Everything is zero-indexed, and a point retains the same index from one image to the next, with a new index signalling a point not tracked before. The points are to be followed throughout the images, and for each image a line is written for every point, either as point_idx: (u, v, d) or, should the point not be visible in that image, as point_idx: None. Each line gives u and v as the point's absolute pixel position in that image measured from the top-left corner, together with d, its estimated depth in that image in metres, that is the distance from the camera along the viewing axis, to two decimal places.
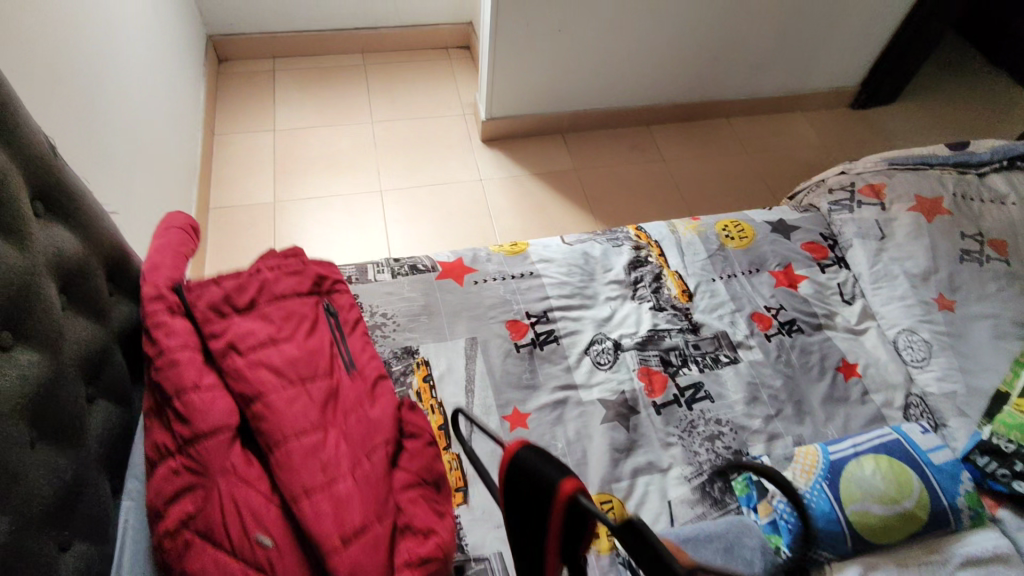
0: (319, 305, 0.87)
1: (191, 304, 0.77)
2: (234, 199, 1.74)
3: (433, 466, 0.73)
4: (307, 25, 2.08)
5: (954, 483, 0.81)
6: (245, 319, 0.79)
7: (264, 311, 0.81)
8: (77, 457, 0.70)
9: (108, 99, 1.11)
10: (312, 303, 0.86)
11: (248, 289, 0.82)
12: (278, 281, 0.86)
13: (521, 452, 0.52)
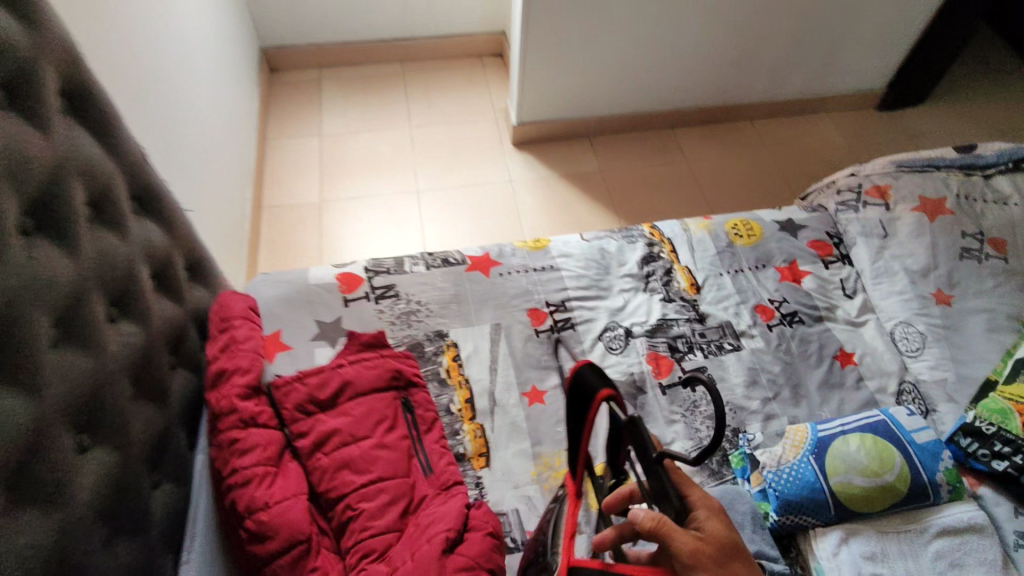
0: (398, 402, 0.94)
1: (278, 406, 0.89)
2: (285, 199, 1.90)
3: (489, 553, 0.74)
4: (351, 37, 2.23)
5: (934, 460, 0.88)
6: (329, 421, 0.89)
7: (347, 410, 0.91)
8: (163, 414, 0.85)
9: (182, 111, 1.26)
10: (389, 400, 0.93)
11: (331, 384, 0.92)
12: (359, 375, 0.95)
13: (585, 371, 0.67)
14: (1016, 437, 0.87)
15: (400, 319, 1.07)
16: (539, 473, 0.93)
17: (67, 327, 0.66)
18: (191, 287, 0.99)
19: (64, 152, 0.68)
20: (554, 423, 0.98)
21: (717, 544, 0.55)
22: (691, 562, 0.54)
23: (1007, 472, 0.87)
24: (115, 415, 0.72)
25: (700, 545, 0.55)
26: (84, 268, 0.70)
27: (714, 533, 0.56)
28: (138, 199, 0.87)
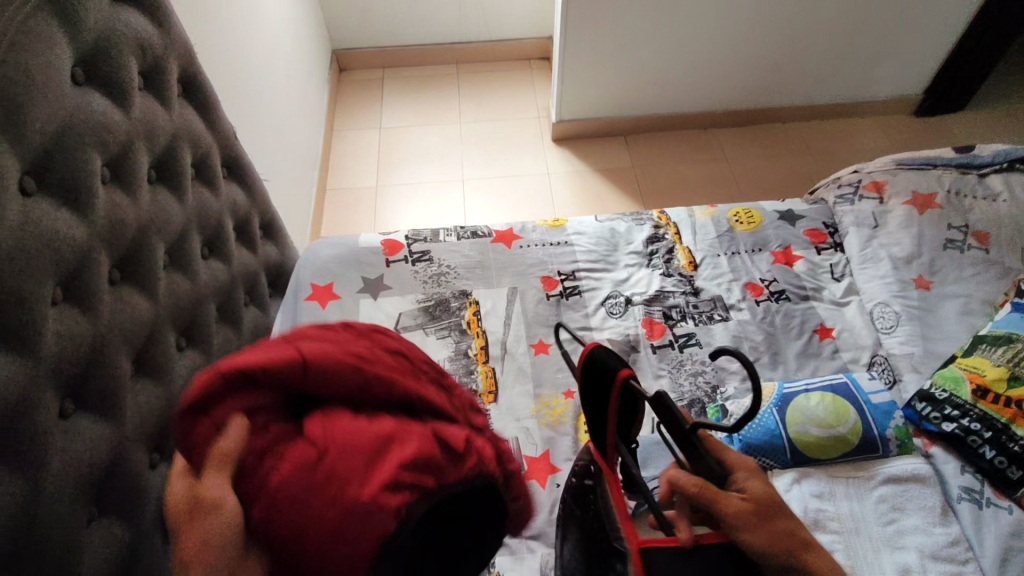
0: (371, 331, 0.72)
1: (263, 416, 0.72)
2: (346, 183, 2.14)
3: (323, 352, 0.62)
4: (412, 41, 2.45)
5: (887, 417, 1.00)
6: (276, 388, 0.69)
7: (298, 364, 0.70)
8: (238, 336, 1.07)
9: (264, 101, 1.50)
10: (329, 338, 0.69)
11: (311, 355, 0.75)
12: None
13: (596, 350, 0.75)
14: (964, 402, 0.97)
15: (432, 280, 1.26)
16: (538, 411, 1.09)
17: (173, 254, 0.88)
18: (264, 243, 1.22)
19: (178, 125, 0.90)
20: (555, 371, 1.14)
21: (755, 501, 0.62)
22: (742, 522, 0.61)
23: (954, 432, 0.97)
24: (203, 327, 0.94)
25: (744, 505, 0.62)
26: (187, 212, 0.92)
27: (754, 492, 0.63)
28: (227, 167, 1.10)
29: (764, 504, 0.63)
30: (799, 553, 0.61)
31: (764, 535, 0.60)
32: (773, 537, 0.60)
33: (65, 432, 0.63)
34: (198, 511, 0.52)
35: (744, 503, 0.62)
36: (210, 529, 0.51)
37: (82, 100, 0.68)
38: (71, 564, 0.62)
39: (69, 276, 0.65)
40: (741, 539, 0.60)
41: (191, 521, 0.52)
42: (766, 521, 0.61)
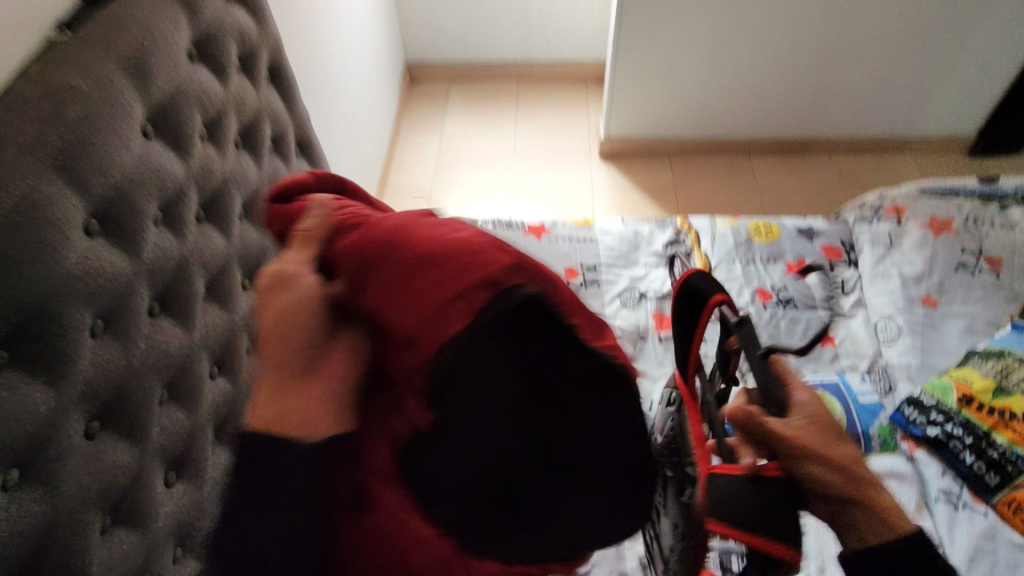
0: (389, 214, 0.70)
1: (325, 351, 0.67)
2: (405, 180, 2.33)
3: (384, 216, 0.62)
4: (478, 57, 2.65)
5: (871, 417, 1.06)
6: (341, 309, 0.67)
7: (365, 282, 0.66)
8: None
9: (337, 98, 1.70)
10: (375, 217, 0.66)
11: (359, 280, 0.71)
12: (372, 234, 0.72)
13: (695, 275, 0.77)
14: (950, 408, 1.02)
15: None
16: None
17: (247, 208, 1.06)
18: None
19: (262, 103, 1.08)
20: None
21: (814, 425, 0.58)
22: (800, 452, 0.56)
23: (938, 437, 1.02)
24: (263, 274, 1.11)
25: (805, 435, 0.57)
26: (262, 175, 1.09)
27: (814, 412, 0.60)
28: (299, 145, 1.27)
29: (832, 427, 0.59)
30: (862, 488, 0.55)
31: (828, 462, 0.56)
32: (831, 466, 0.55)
33: (151, 326, 0.79)
34: (281, 284, 0.56)
35: (803, 432, 0.58)
36: (285, 300, 0.54)
37: (192, 71, 0.86)
38: (143, 432, 0.77)
39: (167, 204, 0.82)
40: (800, 467, 0.56)
41: (271, 295, 0.56)
42: (825, 451, 0.56)
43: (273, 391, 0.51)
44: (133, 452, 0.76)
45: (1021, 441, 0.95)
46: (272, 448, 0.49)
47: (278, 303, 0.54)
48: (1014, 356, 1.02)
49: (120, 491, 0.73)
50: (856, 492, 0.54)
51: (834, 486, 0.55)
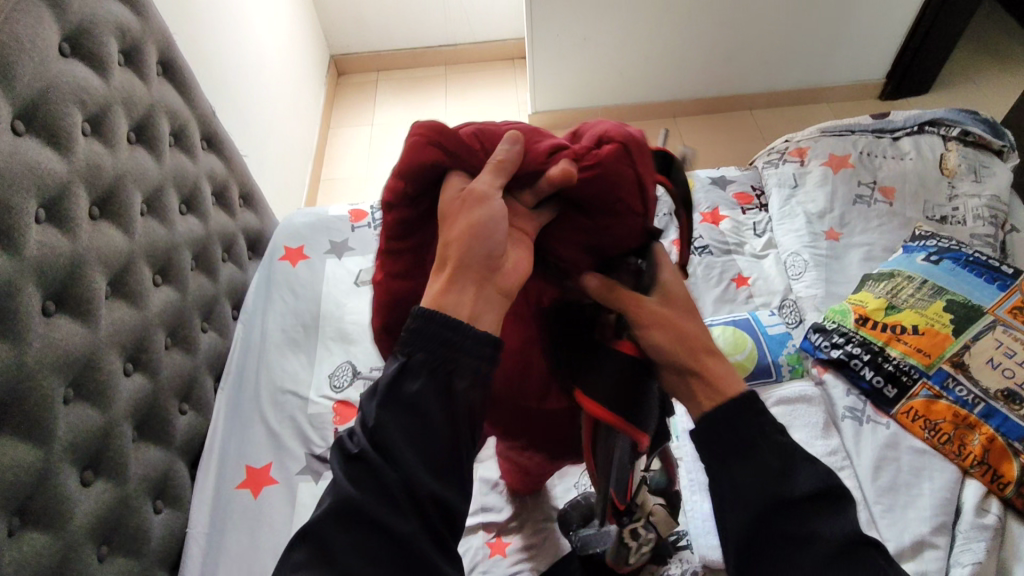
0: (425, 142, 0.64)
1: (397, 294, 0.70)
2: (338, 173, 2.32)
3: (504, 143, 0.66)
4: (403, 44, 2.63)
5: (780, 346, 1.13)
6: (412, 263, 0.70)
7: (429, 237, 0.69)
8: (214, 285, 1.22)
9: (250, 94, 1.68)
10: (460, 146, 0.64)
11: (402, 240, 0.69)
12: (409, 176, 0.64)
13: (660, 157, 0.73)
14: (849, 329, 1.09)
15: None
16: None
17: (150, 204, 1.04)
18: (244, 211, 1.38)
19: (156, 97, 1.06)
20: None
21: (675, 302, 0.65)
22: (647, 322, 0.63)
23: (840, 357, 1.07)
24: (178, 270, 1.10)
25: (657, 309, 0.64)
26: (165, 171, 1.07)
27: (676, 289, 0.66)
28: (208, 140, 1.26)
29: (687, 306, 0.66)
30: (698, 358, 0.63)
31: (670, 335, 0.63)
32: (671, 335, 0.62)
33: (47, 324, 0.79)
34: (471, 201, 0.58)
35: (659, 308, 0.64)
36: (488, 212, 0.57)
37: (65, 67, 0.84)
38: (46, 431, 0.78)
39: (49, 201, 0.81)
40: (645, 336, 0.63)
41: (462, 208, 0.58)
42: (670, 324, 0.63)
43: (475, 288, 0.56)
44: (36, 450, 0.76)
45: (912, 351, 1.03)
46: (445, 326, 0.54)
47: (490, 215, 0.57)
48: (902, 275, 1.11)
49: (25, 490, 0.74)
50: (692, 360, 0.62)
51: (675, 354, 0.62)
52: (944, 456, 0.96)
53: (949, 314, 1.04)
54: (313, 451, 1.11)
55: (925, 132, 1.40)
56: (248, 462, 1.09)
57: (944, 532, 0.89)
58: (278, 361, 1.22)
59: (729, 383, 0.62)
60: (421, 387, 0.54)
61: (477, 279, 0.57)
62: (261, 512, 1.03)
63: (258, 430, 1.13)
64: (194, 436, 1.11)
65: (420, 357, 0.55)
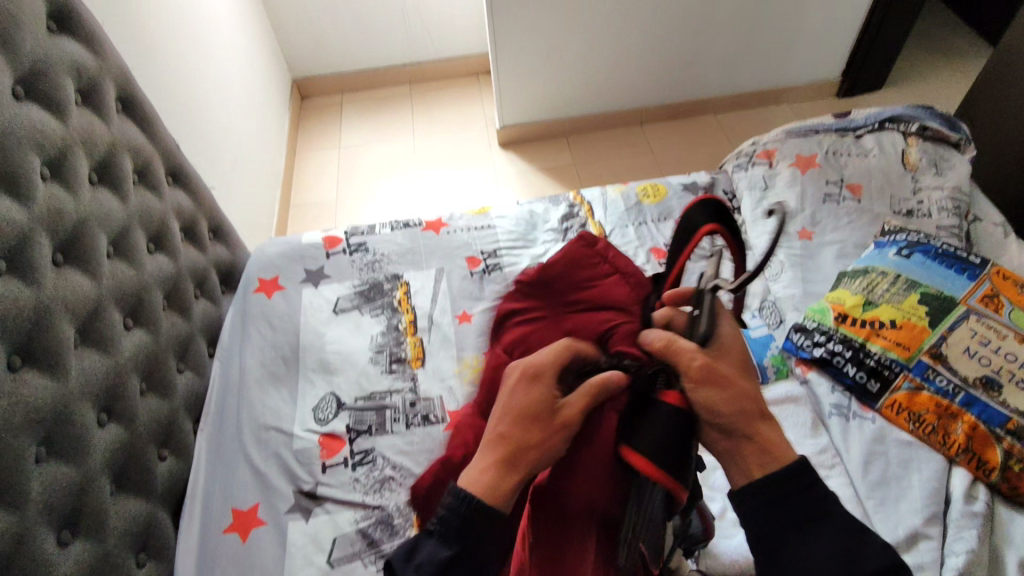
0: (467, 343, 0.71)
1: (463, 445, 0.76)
2: (308, 199, 2.29)
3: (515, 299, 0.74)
4: (365, 65, 2.61)
5: (763, 348, 1.17)
6: None
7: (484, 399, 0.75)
8: (187, 323, 1.18)
9: (212, 124, 1.64)
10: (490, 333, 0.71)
11: None
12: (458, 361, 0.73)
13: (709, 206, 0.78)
14: (829, 327, 1.10)
15: (368, 266, 1.39)
16: (461, 371, 1.21)
17: (116, 245, 1.01)
18: (215, 244, 1.34)
19: (117, 135, 1.02)
20: (477, 336, 1.26)
21: (732, 358, 0.63)
22: (698, 377, 0.61)
23: (823, 356, 1.09)
24: (150, 311, 1.06)
25: (710, 361, 0.61)
26: (130, 211, 1.04)
27: (730, 347, 0.63)
28: (173, 175, 1.22)
29: (736, 362, 0.63)
30: (757, 425, 0.59)
31: (724, 394, 0.60)
32: (726, 394, 0.59)
33: (12, 381, 0.76)
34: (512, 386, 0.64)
35: (712, 363, 0.61)
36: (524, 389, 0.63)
37: (20, 110, 0.81)
38: (19, 493, 0.74)
39: (10, 252, 0.78)
40: (695, 392, 0.61)
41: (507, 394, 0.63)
42: (725, 380, 0.60)
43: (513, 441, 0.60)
44: (10, 515, 0.73)
45: (891, 346, 1.05)
46: None
47: (531, 391, 0.62)
48: (876, 271, 1.13)
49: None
50: (750, 424, 0.59)
51: (729, 417, 0.59)
52: (931, 447, 0.97)
53: (924, 307, 1.06)
54: (301, 488, 1.08)
55: (886, 129, 1.44)
56: (235, 505, 1.06)
57: (937, 522, 0.90)
58: (259, 398, 1.18)
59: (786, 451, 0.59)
60: (442, 527, 0.58)
61: (533, 455, 0.59)
62: (251, 556, 1.00)
63: (242, 471, 1.10)
64: (176, 482, 1.07)
65: (447, 507, 0.58)
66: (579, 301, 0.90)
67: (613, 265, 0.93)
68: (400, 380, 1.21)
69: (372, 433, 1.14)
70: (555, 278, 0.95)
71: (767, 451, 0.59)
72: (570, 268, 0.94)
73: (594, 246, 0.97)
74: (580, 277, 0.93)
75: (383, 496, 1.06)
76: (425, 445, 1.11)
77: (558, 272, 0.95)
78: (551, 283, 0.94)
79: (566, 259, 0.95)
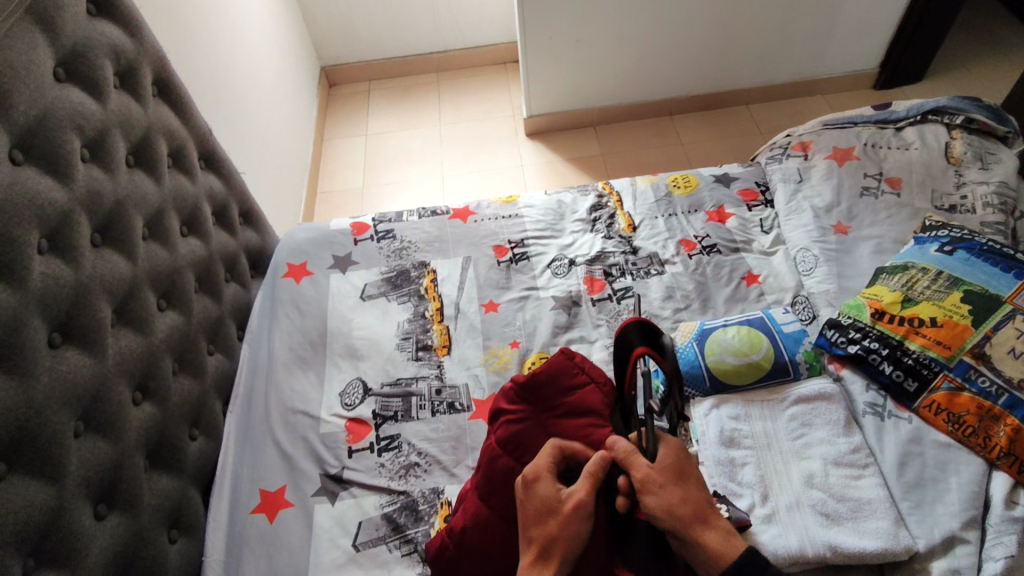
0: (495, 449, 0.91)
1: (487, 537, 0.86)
2: (335, 186, 2.30)
3: (537, 430, 0.92)
4: (393, 53, 2.61)
5: (797, 344, 1.12)
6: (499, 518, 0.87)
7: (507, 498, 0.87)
8: (218, 306, 1.20)
9: (244, 110, 1.66)
10: (512, 444, 0.91)
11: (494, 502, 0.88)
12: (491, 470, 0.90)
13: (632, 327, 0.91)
14: (865, 324, 1.08)
15: (395, 254, 1.39)
16: (487, 359, 1.21)
17: (151, 228, 1.02)
18: (246, 230, 1.36)
19: (153, 119, 1.04)
20: (504, 325, 1.26)
21: (665, 470, 0.70)
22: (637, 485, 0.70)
23: (858, 353, 1.06)
24: (183, 293, 1.08)
25: (651, 474, 0.70)
26: (164, 194, 1.05)
27: (665, 460, 0.71)
28: (206, 159, 1.23)
29: (675, 470, 0.71)
30: (693, 526, 0.67)
31: (664, 500, 0.68)
32: (654, 501, 0.68)
33: (53, 357, 0.77)
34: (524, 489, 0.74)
35: (645, 470, 0.70)
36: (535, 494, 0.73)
37: (60, 92, 0.82)
38: (58, 467, 0.76)
39: (53, 230, 0.80)
40: (642, 500, 0.69)
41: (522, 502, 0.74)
42: (659, 488, 0.69)
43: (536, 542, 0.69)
44: (48, 487, 0.74)
45: (931, 344, 1.02)
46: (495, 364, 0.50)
47: (537, 494, 0.73)
48: (916, 268, 1.11)
49: (39, 529, 0.72)
50: (686, 526, 0.67)
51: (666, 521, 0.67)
52: (969, 450, 0.94)
53: (967, 305, 1.03)
54: (328, 471, 1.09)
55: (928, 121, 1.39)
56: (262, 486, 1.07)
57: (975, 527, 0.88)
58: (287, 381, 1.20)
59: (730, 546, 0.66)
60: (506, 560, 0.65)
61: (560, 544, 0.69)
62: (278, 537, 1.01)
63: (270, 452, 1.11)
64: (207, 461, 1.09)
65: None
66: (566, 411, 0.93)
67: (591, 375, 0.96)
68: (427, 367, 1.21)
69: (398, 419, 1.14)
70: (543, 379, 0.94)
71: (706, 553, 0.66)
72: (555, 377, 0.94)
73: (573, 357, 0.97)
74: (565, 385, 0.94)
75: (408, 482, 1.07)
76: (451, 432, 1.12)
77: (543, 377, 0.94)
78: (540, 384, 0.94)
79: (549, 368, 0.95)
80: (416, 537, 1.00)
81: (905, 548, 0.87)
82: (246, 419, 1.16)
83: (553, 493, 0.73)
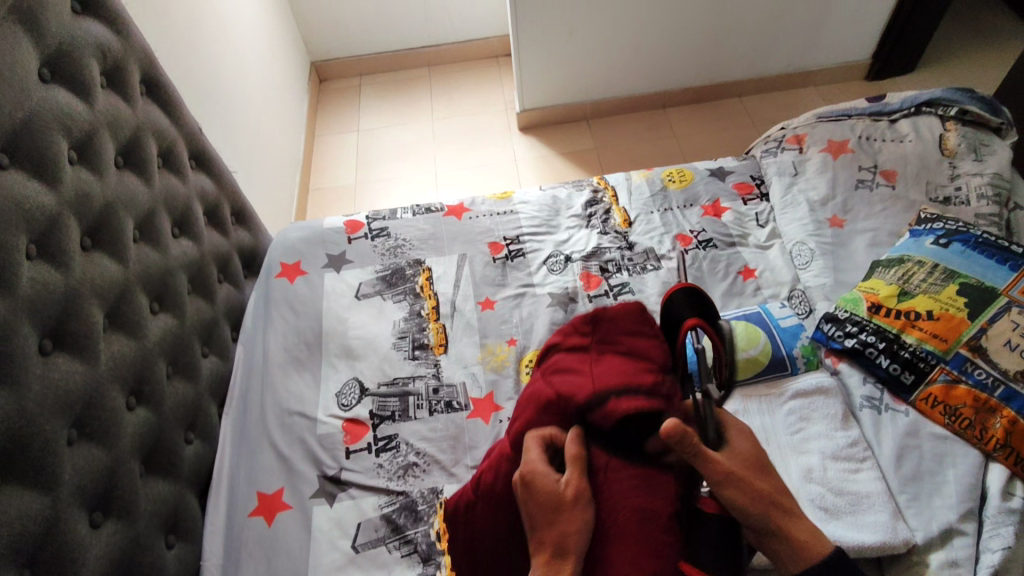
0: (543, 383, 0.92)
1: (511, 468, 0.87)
2: (327, 183, 2.28)
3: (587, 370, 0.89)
4: (385, 48, 2.58)
5: (794, 339, 1.12)
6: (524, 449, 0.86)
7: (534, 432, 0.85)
8: (211, 308, 1.18)
9: (233, 108, 1.64)
10: (558, 380, 0.89)
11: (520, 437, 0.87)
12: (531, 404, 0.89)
13: (678, 292, 0.95)
14: (862, 318, 1.08)
15: (390, 252, 1.38)
16: (483, 358, 1.21)
17: (142, 229, 1.01)
18: (239, 230, 1.34)
19: (142, 119, 1.02)
20: (500, 323, 1.25)
21: (748, 463, 0.72)
22: (722, 479, 0.69)
23: (855, 347, 1.06)
24: (175, 295, 1.06)
25: (730, 464, 0.70)
26: (155, 195, 1.04)
27: (742, 449, 0.73)
28: (196, 158, 1.22)
29: (753, 464, 0.72)
30: (782, 519, 0.69)
31: (747, 490, 0.69)
32: (749, 496, 0.68)
33: (44, 364, 0.76)
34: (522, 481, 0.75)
35: (729, 464, 0.70)
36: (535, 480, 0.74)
37: (46, 93, 0.81)
38: (52, 475, 0.75)
39: (42, 234, 0.79)
40: (723, 491, 0.68)
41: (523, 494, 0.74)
42: (745, 483, 0.69)
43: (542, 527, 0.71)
44: (42, 496, 0.73)
45: (927, 337, 1.02)
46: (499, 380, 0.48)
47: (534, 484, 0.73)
48: (913, 261, 1.11)
49: (33, 539, 0.71)
50: (772, 517, 0.68)
51: (753, 512, 0.68)
52: (966, 442, 0.95)
53: (963, 298, 1.03)
54: (325, 473, 1.08)
55: (922, 112, 1.39)
56: (260, 488, 1.07)
57: (972, 518, 0.88)
58: (283, 383, 1.19)
59: (823, 542, 0.68)
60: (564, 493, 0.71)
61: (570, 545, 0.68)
62: (277, 540, 1.01)
63: (266, 455, 1.10)
64: (203, 465, 1.08)
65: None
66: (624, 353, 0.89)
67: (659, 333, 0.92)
68: (424, 366, 1.20)
69: (396, 419, 1.13)
70: (603, 321, 0.93)
71: (798, 546, 0.67)
72: (619, 321, 0.92)
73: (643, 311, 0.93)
74: (629, 330, 0.91)
75: (407, 483, 1.06)
76: (449, 432, 1.11)
77: (608, 321, 0.93)
78: (598, 324, 0.93)
79: (616, 312, 0.93)
80: (416, 538, 1.00)
81: (904, 541, 0.87)
82: (241, 421, 1.15)
83: (549, 477, 0.73)
